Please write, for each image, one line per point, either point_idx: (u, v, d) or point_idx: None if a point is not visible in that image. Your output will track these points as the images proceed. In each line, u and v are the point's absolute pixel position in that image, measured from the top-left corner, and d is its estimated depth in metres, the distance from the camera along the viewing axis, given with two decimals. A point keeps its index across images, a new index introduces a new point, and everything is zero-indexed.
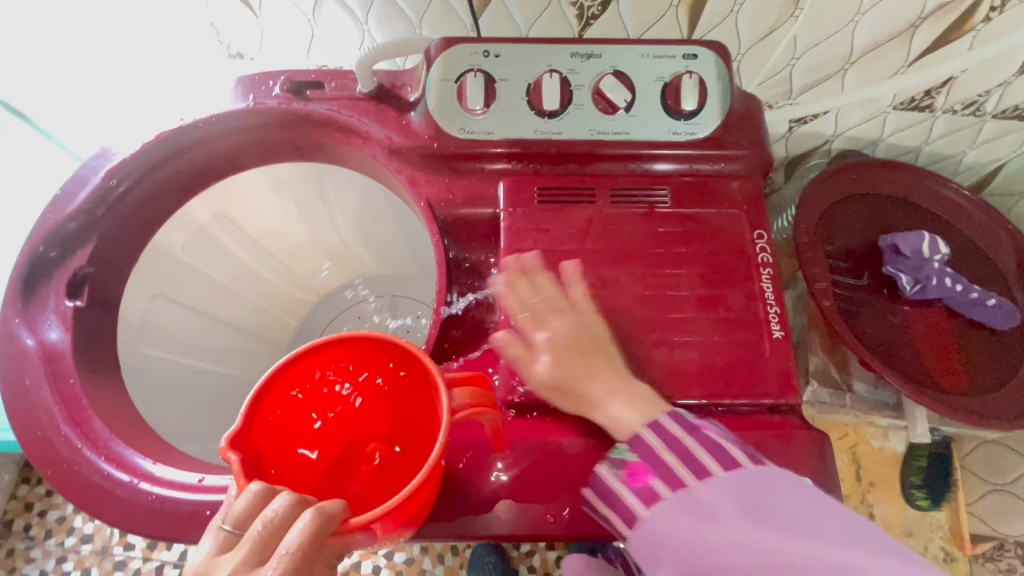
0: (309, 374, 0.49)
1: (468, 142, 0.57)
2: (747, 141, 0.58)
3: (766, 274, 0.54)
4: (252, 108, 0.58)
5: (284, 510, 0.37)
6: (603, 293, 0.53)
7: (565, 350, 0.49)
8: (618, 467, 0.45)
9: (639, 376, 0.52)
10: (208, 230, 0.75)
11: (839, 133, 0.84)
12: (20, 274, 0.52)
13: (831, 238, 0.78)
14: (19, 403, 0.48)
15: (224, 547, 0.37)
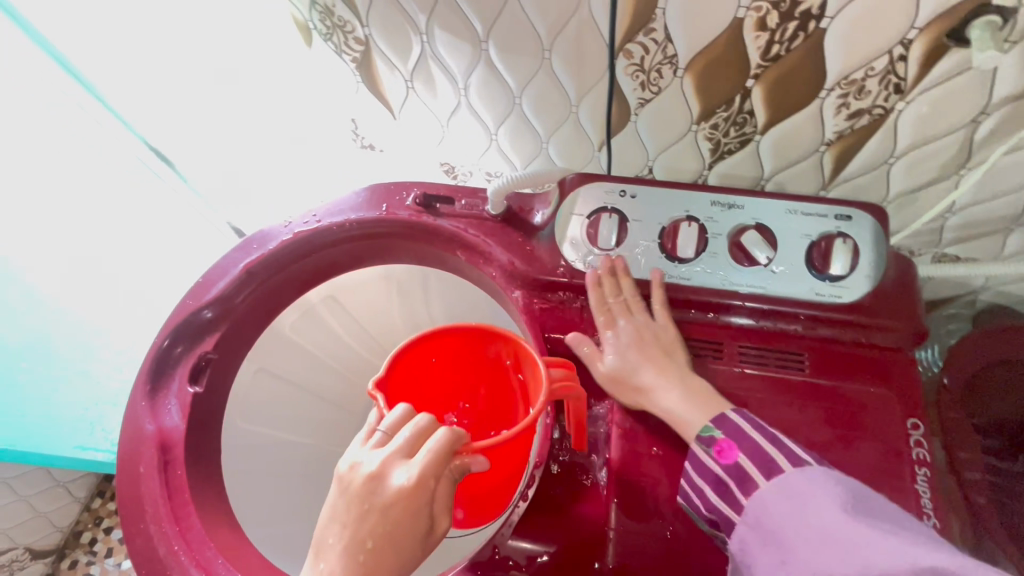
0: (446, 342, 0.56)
1: (590, 277, 0.55)
2: (903, 311, 0.52)
3: (922, 475, 0.47)
4: (384, 218, 0.60)
5: (421, 425, 0.46)
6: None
7: (638, 346, 0.52)
8: (706, 443, 0.46)
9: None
10: (316, 310, 0.77)
11: (990, 286, 0.76)
12: (149, 365, 0.55)
13: (980, 409, 0.69)
14: (128, 490, 0.49)
15: (375, 446, 0.46)
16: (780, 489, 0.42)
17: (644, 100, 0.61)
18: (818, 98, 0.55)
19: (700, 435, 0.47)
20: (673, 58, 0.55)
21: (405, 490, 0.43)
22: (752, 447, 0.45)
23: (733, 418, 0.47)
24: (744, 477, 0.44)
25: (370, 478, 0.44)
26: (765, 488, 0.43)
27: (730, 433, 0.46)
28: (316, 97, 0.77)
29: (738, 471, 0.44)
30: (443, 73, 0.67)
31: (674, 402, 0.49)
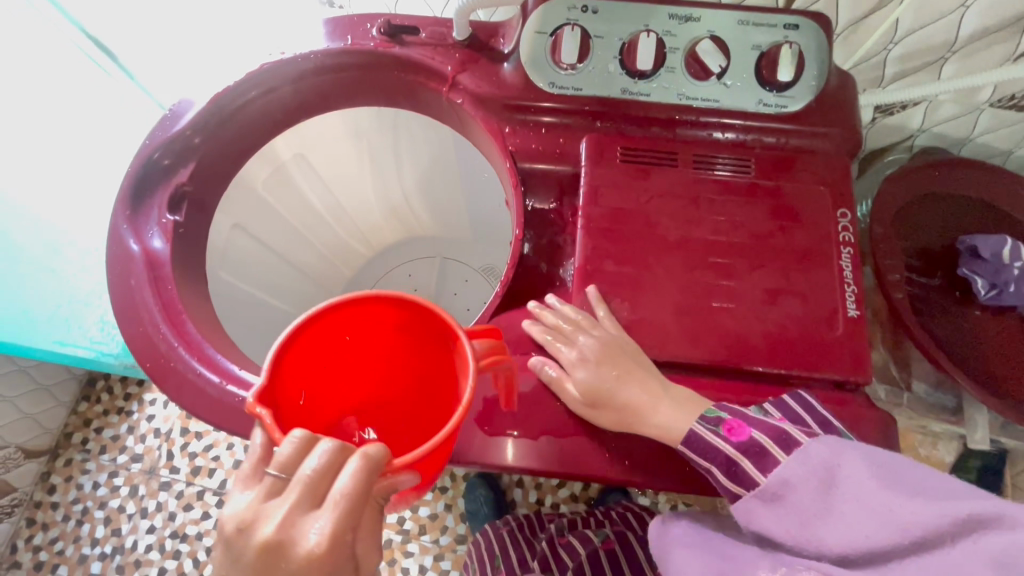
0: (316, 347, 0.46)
1: (555, 96, 0.58)
2: (839, 119, 0.57)
3: (847, 253, 0.53)
4: (349, 48, 0.60)
5: (328, 452, 0.34)
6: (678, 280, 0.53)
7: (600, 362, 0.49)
8: (714, 423, 0.47)
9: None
10: (287, 168, 0.78)
11: (925, 129, 0.82)
12: (127, 189, 0.56)
13: (907, 236, 0.77)
14: (124, 299, 0.52)
15: (266, 495, 0.34)
16: (805, 462, 0.43)
17: None
18: None
19: (703, 416, 0.48)
20: None
21: (318, 553, 0.32)
22: (764, 426, 0.46)
23: (740, 409, 0.48)
24: (764, 452, 0.45)
25: (269, 542, 0.32)
26: (786, 464, 0.43)
27: (732, 411, 0.47)
28: None
29: (754, 445, 0.45)
30: None
31: (670, 413, 0.48)
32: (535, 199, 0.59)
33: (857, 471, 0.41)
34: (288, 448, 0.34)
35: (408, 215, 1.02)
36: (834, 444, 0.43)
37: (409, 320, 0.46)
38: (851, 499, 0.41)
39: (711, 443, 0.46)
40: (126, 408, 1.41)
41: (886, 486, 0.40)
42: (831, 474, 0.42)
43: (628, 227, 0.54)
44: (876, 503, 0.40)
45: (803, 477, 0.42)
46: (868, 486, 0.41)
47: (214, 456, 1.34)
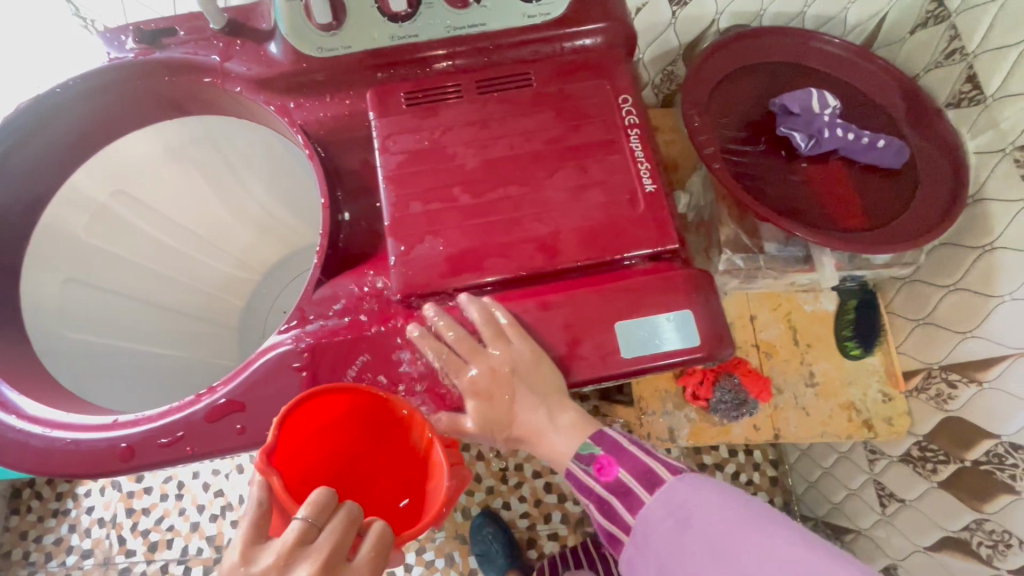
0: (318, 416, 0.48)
1: (328, 60, 0.57)
2: (602, 13, 0.59)
3: (634, 135, 0.56)
4: (108, 65, 0.58)
5: (350, 524, 0.43)
6: (484, 202, 0.54)
7: (489, 390, 0.51)
8: (586, 462, 0.52)
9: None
10: (110, 209, 0.75)
11: (722, 10, 0.86)
12: None
13: (728, 111, 0.81)
14: None
15: (296, 541, 0.41)
16: (665, 507, 0.47)
17: None
18: None
19: (577, 453, 0.52)
20: None
21: None
22: (634, 464, 0.50)
23: (620, 441, 0.52)
24: (629, 492, 0.49)
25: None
26: (649, 504, 0.48)
27: (608, 448, 0.51)
28: None
29: (619, 485, 0.50)
30: None
31: (559, 440, 0.53)
32: (340, 168, 0.58)
33: (709, 511, 0.45)
34: (308, 512, 0.42)
35: None
36: (693, 483, 0.48)
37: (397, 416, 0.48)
38: (696, 538, 0.45)
39: (585, 481, 0.51)
40: (61, 508, 1.34)
41: (723, 527, 0.44)
42: (686, 514, 0.46)
43: (426, 168, 0.55)
44: (716, 543, 0.44)
45: (664, 513, 0.47)
46: (713, 525, 0.45)
47: (169, 526, 1.32)
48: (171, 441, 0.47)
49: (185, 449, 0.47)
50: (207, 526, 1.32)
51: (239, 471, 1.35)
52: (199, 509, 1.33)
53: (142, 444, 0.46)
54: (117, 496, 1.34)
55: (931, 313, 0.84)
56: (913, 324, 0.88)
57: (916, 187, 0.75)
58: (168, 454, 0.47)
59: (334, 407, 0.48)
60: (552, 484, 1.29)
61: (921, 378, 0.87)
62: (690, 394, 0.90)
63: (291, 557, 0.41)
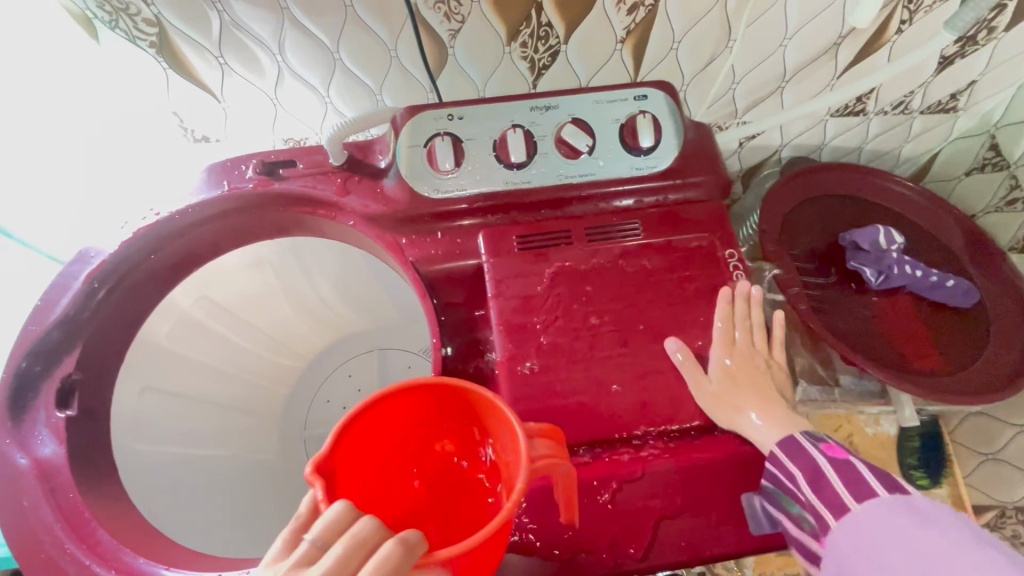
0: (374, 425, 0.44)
1: (440, 201, 0.59)
2: (705, 167, 0.62)
3: (743, 291, 0.58)
4: (225, 194, 0.59)
5: (353, 539, 0.36)
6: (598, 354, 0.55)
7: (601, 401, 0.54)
8: (684, 444, 0.50)
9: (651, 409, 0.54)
10: (190, 315, 0.75)
11: (786, 142, 0.90)
12: (8, 390, 0.51)
13: (796, 242, 0.84)
14: (19, 528, 0.47)
15: (303, 558, 0.36)
16: (887, 508, 0.45)
17: (454, 31, 0.65)
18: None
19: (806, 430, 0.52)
20: None
21: None
22: (805, 465, 0.49)
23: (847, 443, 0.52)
24: (820, 478, 0.49)
25: None
26: (858, 510, 0.46)
27: (791, 448, 0.51)
28: (129, 93, 0.70)
29: (814, 472, 0.49)
30: (252, 40, 0.65)
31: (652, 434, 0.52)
32: (446, 304, 0.60)
33: (939, 531, 0.42)
34: (320, 524, 0.36)
35: None
36: (924, 511, 0.44)
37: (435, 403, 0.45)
38: (899, 536, 0.43)
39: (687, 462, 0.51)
40: None
41: (963, 550, 0.40)
42: (911, 513, 0.44)
43: (540, 315, 0.56)
44: (935, 553, 0.40)
45: (873, 516, 0.45)
46: (934, 536, 0.41)
47: None
48: None
49: None
50: None
51: None
52: None
53: None
54: None
55: (1001, 451, 0.88)
56: (980, 458, 0.90)
57: (987, 331, 0.77)
58: None
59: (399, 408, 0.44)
60: None
61: (995, 514, 0.90)
62: None
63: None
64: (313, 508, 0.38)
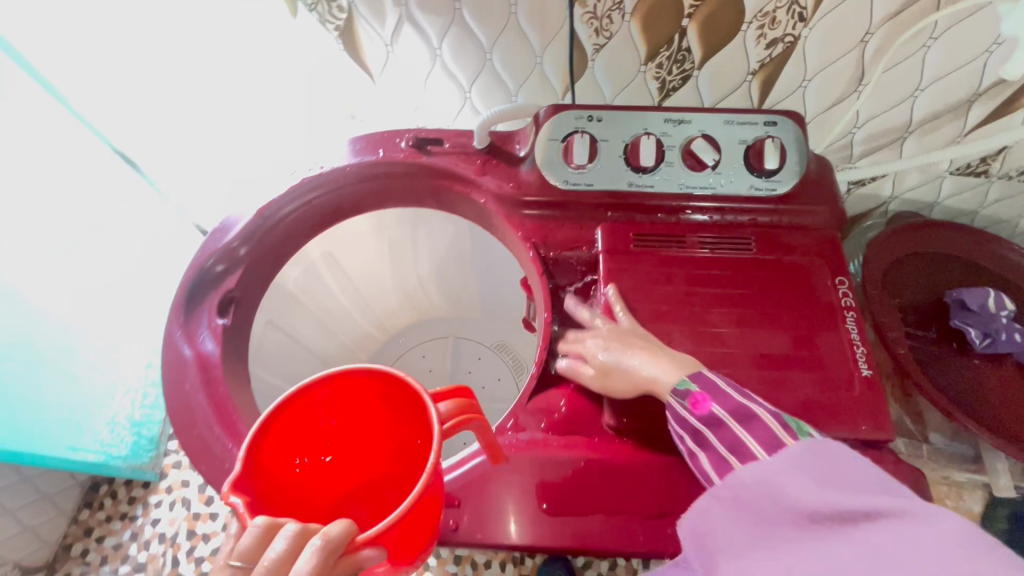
0: (295, 428, 0.46)
1: (570, 192, 0.64)
2: (821, 197, 0.64)
3: (851, 317, 0.58)
4: (381, 160, 0.67)
5: (290, 538, 0.34)
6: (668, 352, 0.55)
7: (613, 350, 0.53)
8: (683, 397, 0.47)
9: None
10: (316, 266, 0.83)
11: (896, 195, 0.90)
12: (183, 292, 0.60)
13: (899, 293, 0.83)
14: (178, 405, 0.54)
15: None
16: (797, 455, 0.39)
17: (599, 46, 0.71)
18: (741, 31, 0.67)
19: (677, 389, 0.48)
20: (620, 4, 0.65)
21: None
22: (757, 420, 0.44)
23: (709, 378, 0.48)
24: (722, 425, 0.45)
25: None
26: (790, 446, 0.40)
27: (705, 385, 0.47)
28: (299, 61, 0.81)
29: (728, 432, 0.44)
30: (420, 35, 0.74)
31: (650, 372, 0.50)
32: (561, 286, 0.65)
33: (793, 480, 0.37)
34: (247, 535, 0.35)
35: (421, 298, 1.11)
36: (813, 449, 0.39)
37: (384, 389, 0.48)
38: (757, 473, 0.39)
39: (680, 414, 0.47)
40: None
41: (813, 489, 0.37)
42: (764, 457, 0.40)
43: (648, 307, 0.59)
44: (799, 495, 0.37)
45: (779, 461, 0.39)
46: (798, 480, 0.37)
47: None
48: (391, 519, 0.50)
49: None
50: None
51: None
52: None
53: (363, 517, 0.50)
54: None
55: None
56: None
57: None
58: None
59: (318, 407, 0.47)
60: None
61: None
62: None
63: None
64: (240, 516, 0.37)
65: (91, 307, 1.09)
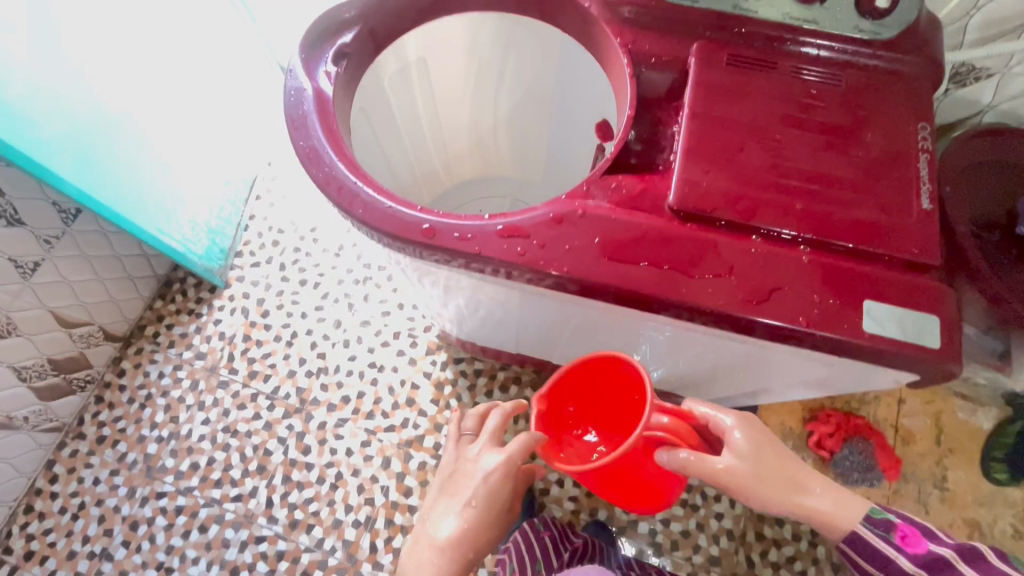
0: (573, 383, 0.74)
1: (673, 7, 0.66)
2: (924, 49, 0.64)
3: (923, 159, 0.60)
4: None
5: (523, 440, 0.66)
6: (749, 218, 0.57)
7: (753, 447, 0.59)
8: (887, 530, 0.57)
9: (809, 217, 0.57)
10: (410, 71, 0.88)
11: (995, 105, 0.88)
12: (308, 36, 0.67)
13: (972, 196, 0.83)
14: (296, 121, 0.62)
15: (490, 439, 0.71)
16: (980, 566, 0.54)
17: None
18: None
19: (870, 516, 0.58)
20: None
21: (491, 486, 0.68)
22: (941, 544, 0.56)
23: (908, 517, 0.58)
24: (949, 565, 0.55)
25: (489, 468, 0.68)
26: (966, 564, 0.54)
27: (904, 519, 0.58)
28: None
29: (931, 557, 0.56)
30: None
31: (743, 460, 0.58)
32: (648, 80, 0.68)
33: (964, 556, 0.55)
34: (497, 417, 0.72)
35: (490, 148, 1.10)
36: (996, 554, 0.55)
37: (638, 389, 0.70)
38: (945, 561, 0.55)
39: (876, 543, 0.57)
40: (195, 309, 1.42)
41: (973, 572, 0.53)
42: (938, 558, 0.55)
43: (728, 119, 0.62)
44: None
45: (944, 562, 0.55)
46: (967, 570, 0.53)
47: (271, 364, 1.36)
48: (465, 237, 0.57)
49: (475, 247, 0.56)
50: (301, 377, 1.34)
51: (344, 344, 1.37)
52: (301, 361, 1.36)
53: (443, 230, 0.57)
54: (242, 321, 1.40)
55: None
56: None
57: None
58: (458, 245, 0.56)
59: (598, 372, 0.73)
60: None
61: None
62: (815, 440, 0.91)
63: (481, 446, 0.71)
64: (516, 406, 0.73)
65: (169, 107, 1.19)
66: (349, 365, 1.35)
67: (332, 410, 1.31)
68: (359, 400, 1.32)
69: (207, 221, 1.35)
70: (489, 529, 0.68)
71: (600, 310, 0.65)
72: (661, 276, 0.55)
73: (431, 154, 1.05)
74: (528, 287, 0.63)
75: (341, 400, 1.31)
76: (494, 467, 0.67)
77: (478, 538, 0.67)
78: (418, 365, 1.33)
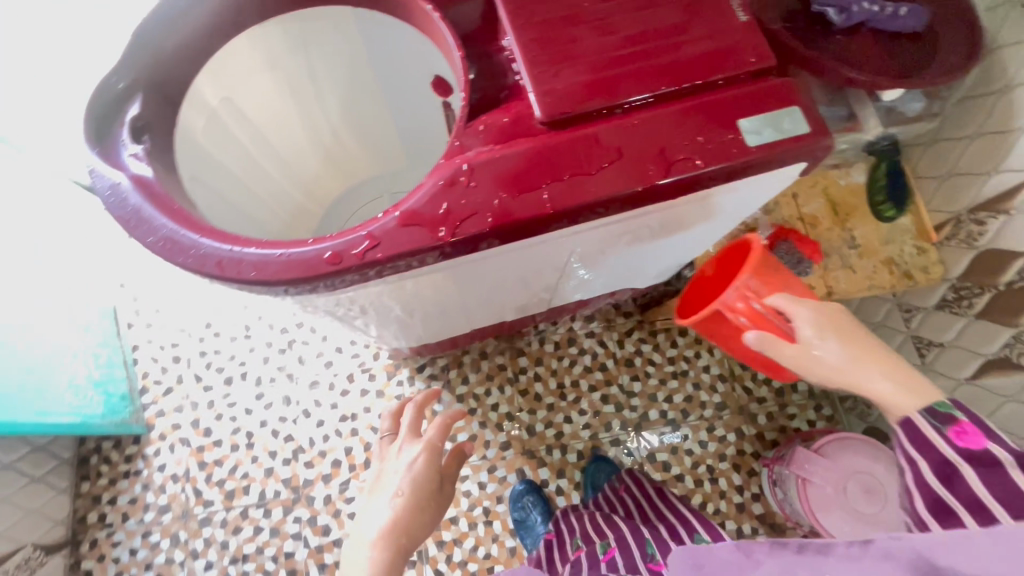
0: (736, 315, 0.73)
1: None
2: None
3: None
4: None
5: (440, 419, 0.70)
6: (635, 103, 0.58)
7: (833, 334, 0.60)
8: (945, 420, 0.51)
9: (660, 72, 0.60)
10: (219, 116, 0.80)
11: None
12: (90, 124, 0.60)
13: None
14: (131, 219, 0.54)
15: (411, 429, 0.72)
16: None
17: None
18: None
19: (932, 409, 0.53)
20: None
21: (423, 463, 0.67)
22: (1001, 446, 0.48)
23: (983, 420, 0.50)
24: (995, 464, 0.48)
25: (420, 450, 0.68)
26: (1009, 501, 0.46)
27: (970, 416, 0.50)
28: None
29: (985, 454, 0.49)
30: None
31: (873, 382, 0.56)
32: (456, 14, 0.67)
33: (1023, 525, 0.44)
34: (413, 408, 0.73)
35: (343, 157, 1.04)
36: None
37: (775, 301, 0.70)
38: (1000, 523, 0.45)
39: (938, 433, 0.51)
40: (130, 469, 1.26)
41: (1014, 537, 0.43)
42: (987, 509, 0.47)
43: (549, 19, 0.62)
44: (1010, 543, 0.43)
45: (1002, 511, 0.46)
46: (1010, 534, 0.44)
47: (243, 474, 1.26)
48: (372, 245, 0.54)
49: (386, 250, 0.53)
50: (281, 469, 1.25)
51: (306, 415, 1.28)
52: (271, 454, 1.27)
53: (346, 252, 0.53)
54: (187, 452, 1.27)
55: (956, 166, 0.93)
56: (938, 180, 0.97)
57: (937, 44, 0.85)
58: (368, 258, 0.54)
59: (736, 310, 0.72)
60: (609, 397, 1.28)
61: (951, 226, 0.95)
62: None
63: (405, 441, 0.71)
64: (426, 395, 0.74)
65: None
66: (321, 432, 1.28)
67: (329, 479, 1.24)
68: (350, 457, 1.26)
69: (90, 375, 1.20)
70: (424, 516, 0.65)
71: (529, 249, 0.65)
72: (567, 187, 0.56)
73: (286, 189, 0.98)
74: (454, 262, 0.61)
75: (332, 466, 1.24)
76: (420, 447, 0.68)
77: (418, 515, 0.65)
78: (387, 394, 1.29)
